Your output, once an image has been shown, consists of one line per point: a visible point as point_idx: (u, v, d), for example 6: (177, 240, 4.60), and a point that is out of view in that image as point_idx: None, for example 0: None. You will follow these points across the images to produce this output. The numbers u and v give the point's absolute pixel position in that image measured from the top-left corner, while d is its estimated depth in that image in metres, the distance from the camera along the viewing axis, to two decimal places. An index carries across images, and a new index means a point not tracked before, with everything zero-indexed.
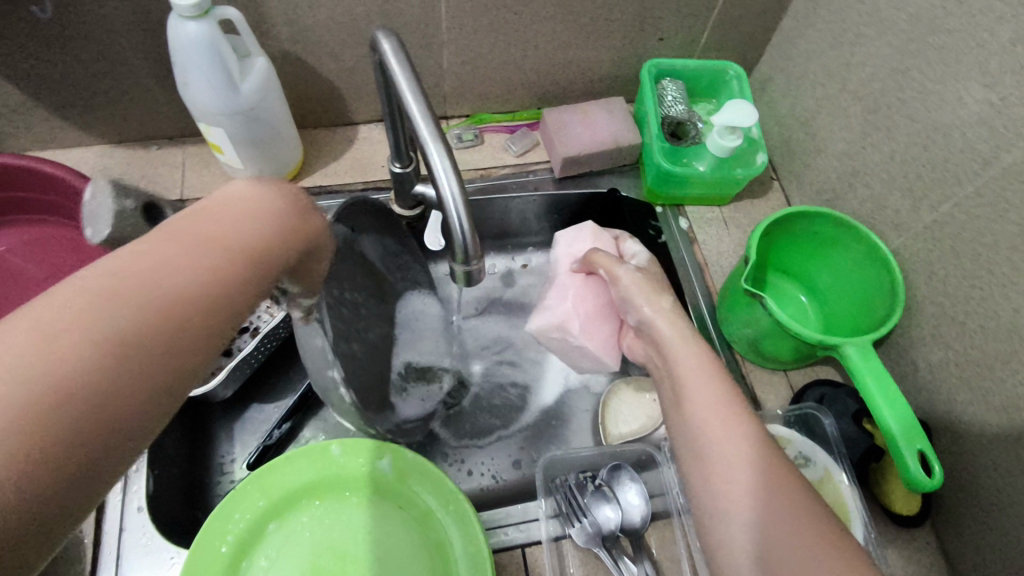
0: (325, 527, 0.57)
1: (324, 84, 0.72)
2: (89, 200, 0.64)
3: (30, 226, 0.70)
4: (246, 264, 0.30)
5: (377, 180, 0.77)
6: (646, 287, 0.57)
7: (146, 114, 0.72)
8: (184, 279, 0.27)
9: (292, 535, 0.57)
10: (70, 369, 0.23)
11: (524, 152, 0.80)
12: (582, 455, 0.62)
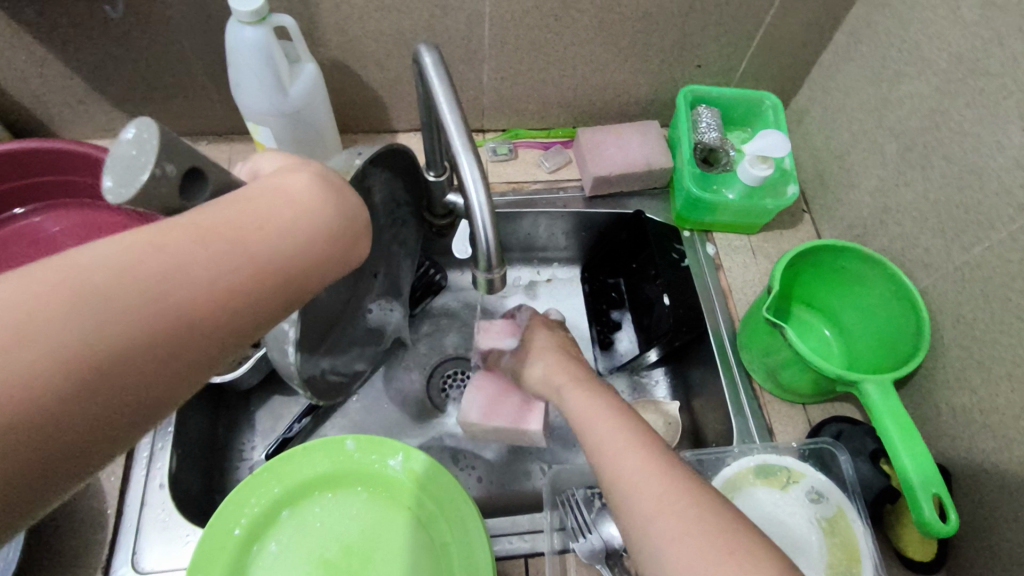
0: (333, 521, 0.58)
1: (369, 92, 0.75)
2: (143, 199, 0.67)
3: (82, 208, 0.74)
4: (252, 280, 0.31)
5: None
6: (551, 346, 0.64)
7: (200, 110, 0.76)
8: (205, 272, 0.29)
9: (300, 526, 0.58)
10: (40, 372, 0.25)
11: (556, 169, 0.81)
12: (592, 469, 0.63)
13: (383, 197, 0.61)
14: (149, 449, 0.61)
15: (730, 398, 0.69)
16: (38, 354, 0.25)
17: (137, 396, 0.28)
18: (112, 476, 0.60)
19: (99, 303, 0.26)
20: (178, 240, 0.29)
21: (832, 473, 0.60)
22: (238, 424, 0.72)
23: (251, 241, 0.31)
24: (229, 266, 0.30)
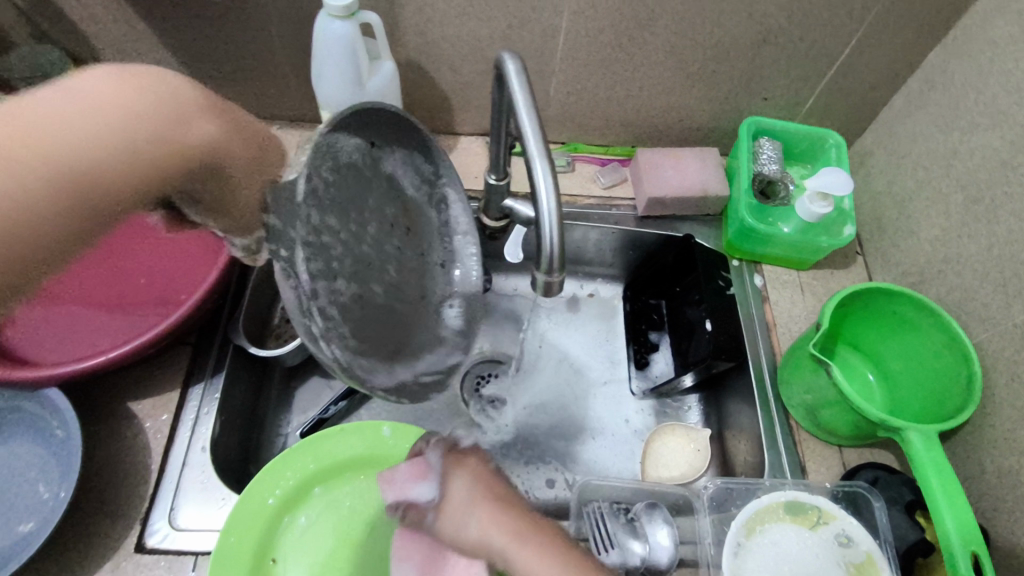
0: (361, 504, 0.60)
1: (438, 94, 0.78)
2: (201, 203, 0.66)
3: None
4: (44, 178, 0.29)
5: (469, 189, 0.81)
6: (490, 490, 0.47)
7: (276, 96, 0.79)
8: (15, 158, 0.29)
9: (330, 503, 0.60)
10: None
11: (611, 186, 0.82)
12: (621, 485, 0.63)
13: (410, 178, 0.59)
14: (196, 413, 0.64)
15: (764, 432, 0.68)
16: None
17: None
18: (157, 434, 0.63)
19: None
20: None
21: (865, 519, 0.60)
22: (277, 400, 0.74)
23: (97, 118, 0.31)
24: (73, 145, 0.30)
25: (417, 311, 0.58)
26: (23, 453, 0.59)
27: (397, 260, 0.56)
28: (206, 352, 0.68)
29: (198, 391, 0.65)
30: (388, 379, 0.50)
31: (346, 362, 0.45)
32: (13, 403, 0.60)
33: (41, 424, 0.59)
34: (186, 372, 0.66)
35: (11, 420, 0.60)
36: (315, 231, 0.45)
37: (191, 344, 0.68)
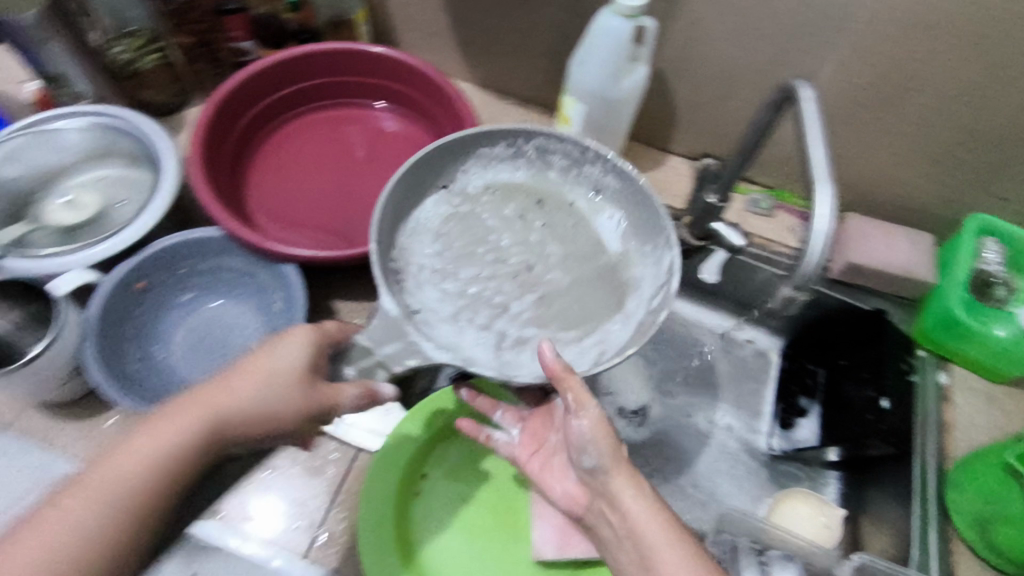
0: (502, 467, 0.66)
1: (668, 109, 0.81)
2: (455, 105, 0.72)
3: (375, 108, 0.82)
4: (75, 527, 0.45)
5: (667, 204, 0.83)
6: (603, 430, 0.52)
7: (519, 73, 0.86)
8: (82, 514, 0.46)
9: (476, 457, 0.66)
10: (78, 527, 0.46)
11: (808, 241, 0.81)
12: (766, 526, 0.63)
13: (505, 167, 0.68)
14: None
15: (917, 533, 0.65)
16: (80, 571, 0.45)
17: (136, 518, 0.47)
18: None
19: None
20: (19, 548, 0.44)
21: None
22: None
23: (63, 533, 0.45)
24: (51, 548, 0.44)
25: (593, 252, 0.65)
26: (246, 313, 0.67)
27: (560, 234, 0.66)
28: None
29: None
30: (576, 352, 0.59)
31: (539, 371, 0.57)
32: (248, 270, 0.67)
33: (266, 296, 0.67)
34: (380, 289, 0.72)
35: (244, 283, 0.68)
36: (459, 295, 0.62)
37: None
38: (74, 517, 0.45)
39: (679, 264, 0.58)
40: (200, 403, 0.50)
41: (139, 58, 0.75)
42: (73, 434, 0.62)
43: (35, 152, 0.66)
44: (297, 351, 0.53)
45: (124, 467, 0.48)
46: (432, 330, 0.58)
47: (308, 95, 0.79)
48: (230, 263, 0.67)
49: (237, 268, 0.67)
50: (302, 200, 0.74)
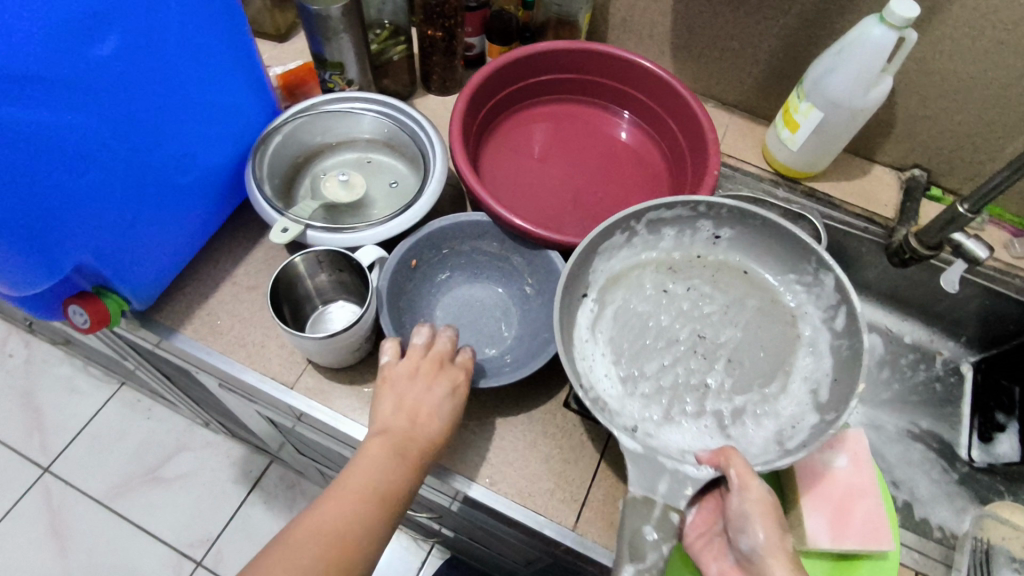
0: None
1: (887, 119, 0.82)
2: (686, 103, 0.77)
3: (562, 101, 0.86)
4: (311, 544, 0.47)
5: (876, 213, 0.84)
6: (767, 507, 0.49)
7: (728, 79, 0.88)
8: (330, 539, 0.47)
9: None
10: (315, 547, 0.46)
11: (1022, 257, 0.81)
12: (1021, 537, 0.62)
13: (626, 252, 0.67)
14: None
15: None
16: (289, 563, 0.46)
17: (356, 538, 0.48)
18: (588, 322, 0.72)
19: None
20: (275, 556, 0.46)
21: None
22: None
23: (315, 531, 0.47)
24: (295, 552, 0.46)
25: (748, 294, 0.68)
26: (496, 296, 0.72)
27: (712, 290, 0.69)
28: None
29: None
30: (791, 402, 0.61)
31: (770, 445, 0.59)
32: (503, 254, 0.72)
33: (519, 281, 0.72)
34: None
35: (496, 268, 0.73)
36: (658, 393, 0.63)
37: None
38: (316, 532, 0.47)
39: (849, 278, 0.59)
40: (373, 468, 0.50)
41: (387, 49, 0.79)
42: (353, 401, 0.64)
43: (311, 130, 0.72)
44: (450, 401, 0.55)
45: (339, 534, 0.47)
46: (661, 439, 0.59)
47: (513, 97, 0.83)
48: (487, 247, 0.72)
49: (492, 253, 0.72)
50: (516, 193, 0.79)
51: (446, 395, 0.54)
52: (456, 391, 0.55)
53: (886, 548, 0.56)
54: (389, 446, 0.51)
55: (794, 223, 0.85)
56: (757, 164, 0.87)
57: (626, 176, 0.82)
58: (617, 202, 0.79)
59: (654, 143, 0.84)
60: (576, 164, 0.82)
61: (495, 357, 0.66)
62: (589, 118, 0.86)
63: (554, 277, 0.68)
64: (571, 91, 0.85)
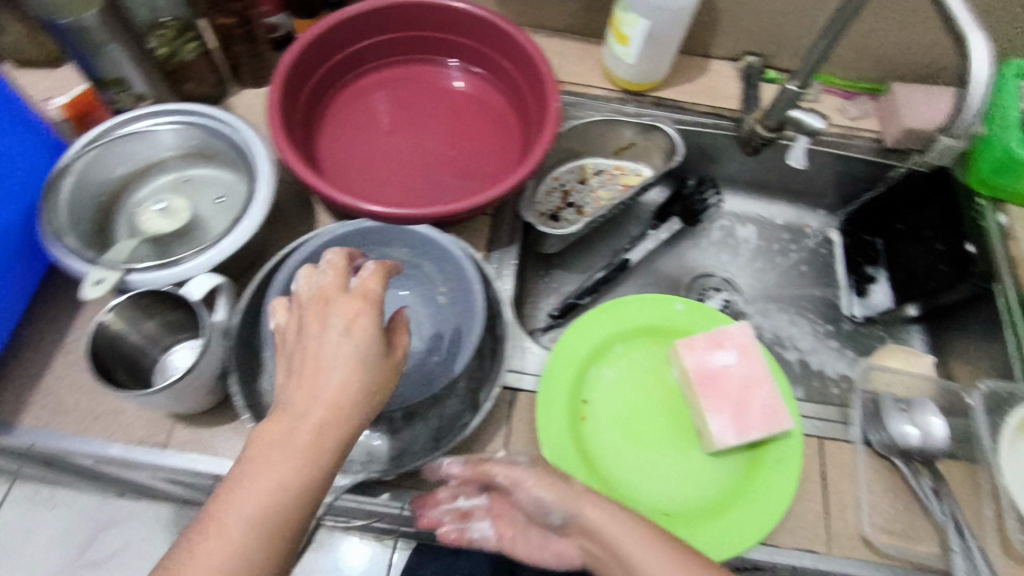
0: (621, 373, 0.65)
1: (712, 12, 0.82)
2: (508, 32, 0.73)
3: (390, 66, 0.81)
4: (244, 559, 0.38)
5: (722, 108, 0.85)
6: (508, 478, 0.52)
7: (554, 4, 0.84)
8: (254, 542, 0.38)
9: (600, 377, 0.64)
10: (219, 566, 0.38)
11: (857, 117, 0.86)
12: (904, 380, 0.67)
13: None
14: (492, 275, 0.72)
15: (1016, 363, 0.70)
16: None
17: (260, 551, 0.39)
18: None
19: None
20: None
21: None
22: (533, 273, 0.85)
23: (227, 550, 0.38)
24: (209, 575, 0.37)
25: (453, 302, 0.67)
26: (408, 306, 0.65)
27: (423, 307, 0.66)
28: (501, 224, 0.74)
29: (497, 258, 0.72)
30: (453, 400, 0.59)
31: (427, 442, 0.58)
32: (412, 262, 0.65)
33: (429, 290, 0.64)
34: (487, 240, 0.73)
35: (405, 274, 0.65)
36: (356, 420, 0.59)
37: (490, 215, 0.74)
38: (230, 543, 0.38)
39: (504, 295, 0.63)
40: (270, 466, 0.40)
41: (178, 49, 0.69)
42: (234, 440, 0.59)
43: (110, 159, 0.64)
44: (347, 345, 0.43)
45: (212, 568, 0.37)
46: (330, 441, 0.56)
47: (337, 71, 0.77)
48: (394, 255, 0.64)
49: (402, 259, 0.65)
50: (365, 172, 0.74)
51: (338, 339, 0.43)
52: (353, 327, 0.44)
53: (787, 427, 0.58)
54: (285, 426, 0.41)
55: (650, 135, 0.85)
56: (602, 85, 0.86)
57: (476, 129, 0.78)
58: (472, 158, 0.76)
59: (492, 83, 0.80)
60: (422, 127, 0.78)
61: (409, 374, 0.61)
62: (426, 78, 0.81)
63: (465, 296, 0.62)
64: (394, 52, 0.79)
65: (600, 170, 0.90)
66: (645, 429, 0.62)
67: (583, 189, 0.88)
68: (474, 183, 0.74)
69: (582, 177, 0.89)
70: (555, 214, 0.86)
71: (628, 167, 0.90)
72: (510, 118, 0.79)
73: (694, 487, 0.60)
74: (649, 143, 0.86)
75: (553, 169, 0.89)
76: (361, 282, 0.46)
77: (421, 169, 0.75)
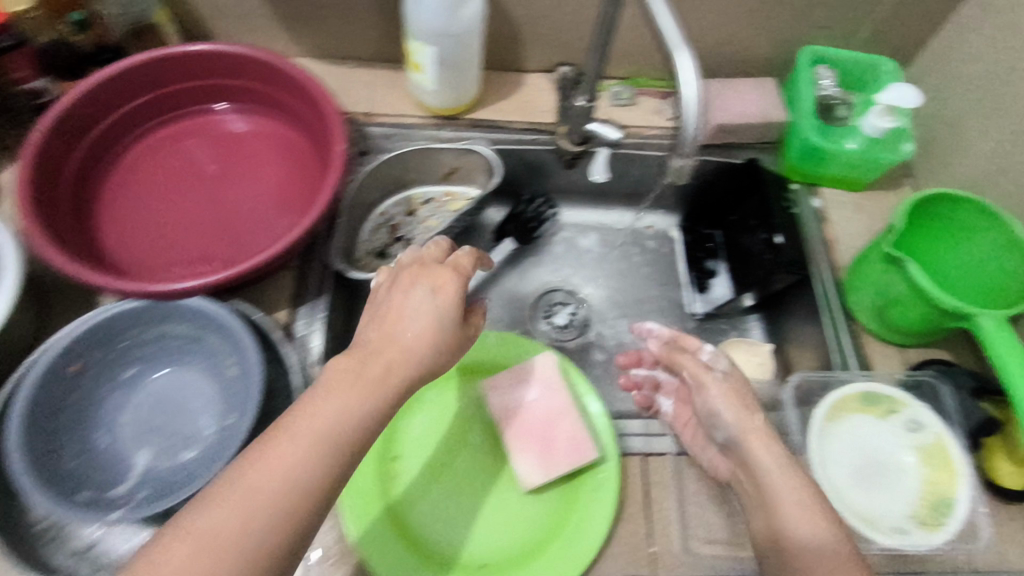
0: (431, 421, 0.64)
1: (512, 28, 0.80)
2: (269, 63, 0.70)
3: (169, 122, 0.75)
4: (310, 475, 0.41)
5: (539, 122, 0.84)
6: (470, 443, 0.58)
7: (351, 34, 0.81)
8: (320, 456, 0.42)
9: (409, 430, 0.63)
10: (294, 481, 0.41)
11: (674, 117, 0.86)
12: None
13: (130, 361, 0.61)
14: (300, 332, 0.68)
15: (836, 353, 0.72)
16: (271, 503, 0.40)
17: (314, 481, 0.41)
18: None
19: (219, 543, 0.39)
20: (237, 511, 0.39)
21: (934, 405, 0.66)
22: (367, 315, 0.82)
23: (294, 469, 0.41)
24: (278, 488, 0.40)
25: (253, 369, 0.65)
26: (201, 384, 0.62)
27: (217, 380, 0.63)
28: (308, 275, 0.71)
29: (304, 313, 0.69)
30: None
31: None
32: (194, 337, 0.61)
33: (217, 363, 0.61)
34: (292, 295, 0.70)
35: (191, 350, 0.62)
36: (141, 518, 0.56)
37: (294, 268, 0.71)
38: (291, 459, 0.41)
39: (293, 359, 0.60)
40: (343, 399, 0.43)
41: None
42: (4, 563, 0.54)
43: None
44: (429, 302, 0.48)
45: (269, 487, 0.40)
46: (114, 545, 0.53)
47: (101, 138, 0.70)
48: (173, 332, 0.61)
49: (183, 335, 0.61)
50: (181, 235, 0.69)
51: (423, 298, 0.49)
52: (439, 289, 0.49)
53: (592, 456, 0.58)
54: (358, 360, 0.46)
55: (468, 157, 0.82)
56: (414, 112, 0.83)
57: (271, 175, 0.74)
58: (269, 207, 0.72)
59: (275, 117, 0.76)
60: (213, 181, 0.73)
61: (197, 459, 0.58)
62: (210, 130, 0.76)
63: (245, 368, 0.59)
64: (163, 111, 0.74)
65: (428, 198, 0.87)
66: (461, 476, 0.61)
67: (411, 221, 0.85)
68: (272, 233, 0.70)
69: (410, 208, 0.86)
70: (383, 251, 0.83)
71: (458, 191, 0.87)
72: (306, 156, 0.75)
73: (508, 529, 0.59)
74: (470, 166, 0.84)
75: (378, 204, 0.86)
76: (458, 259, 0.54)
77: (212, 229, 0.70)
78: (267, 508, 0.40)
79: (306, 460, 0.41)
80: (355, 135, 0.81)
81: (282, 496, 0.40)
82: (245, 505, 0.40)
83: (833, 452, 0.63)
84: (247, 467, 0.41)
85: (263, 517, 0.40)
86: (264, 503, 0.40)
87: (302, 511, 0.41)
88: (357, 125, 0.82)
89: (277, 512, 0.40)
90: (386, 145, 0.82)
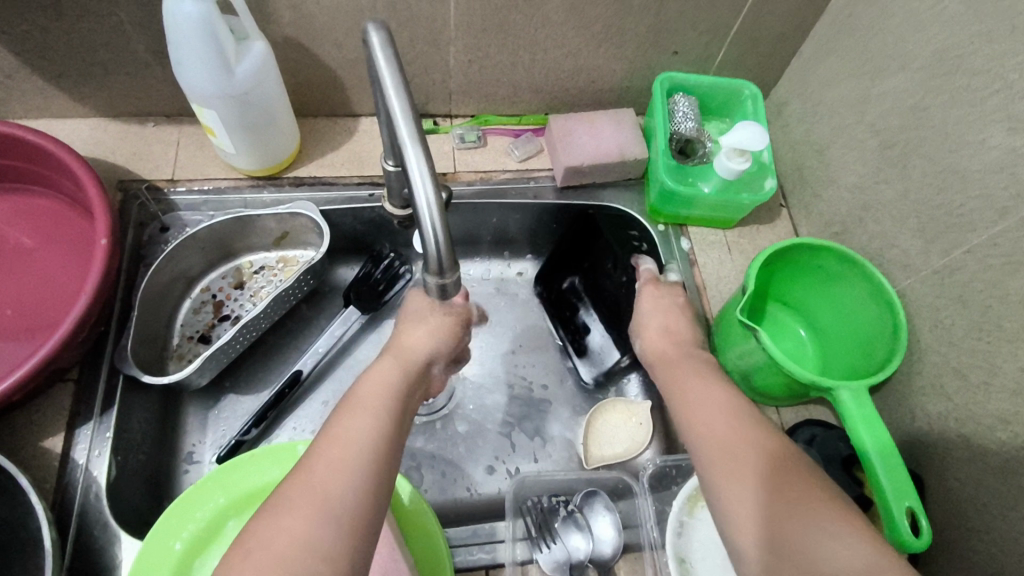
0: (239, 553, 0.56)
1: (327, 73, 0.70)
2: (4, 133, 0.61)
3: None
4: (383, 443, 0.43)
5: (374, 175, 0.75)
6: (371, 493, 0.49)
7: (144, 91, 0.70)
8: (376, 426, 0.44)
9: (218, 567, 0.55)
10: (364, 446, 0.42)
11: (527, 158, 0.77)
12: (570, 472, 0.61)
13: None
14: (87, 456, 0.59)
15: None
16: (356, 470, 0.41)
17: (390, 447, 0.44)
18: (44, 481, 0.58)
19: (322, 505, 0.38)
20: (324, 479, 0.40)
21: None
22: (193, 410, 0.72)
23: (361, 442, 0.42)
24: (357, 452, 0.42)
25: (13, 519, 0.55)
26: None
27: None
28: (91, 388, 0.62)
29: (87, 432, 0.60)
30: None
31: None
32: None
33: None
34: (71, 412, 0.61)
35: None
36: None
37: (74, 379, 0.62)
38: (364, 427, 0.43)
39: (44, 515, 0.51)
40: (379, 385, 0.48)
41: None
42: None
43: None
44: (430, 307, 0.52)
45: (351, 451, 0.42)
46: None
47: None
48: None
49: None
50: None
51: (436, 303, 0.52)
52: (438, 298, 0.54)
53: None
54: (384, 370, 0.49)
55: (293, 222, 0.73)
56: (226, 174, 0.72)
57: (37, 266, 0.64)
58: (34, 304, 0.63)
59: (40, 191, 0.68)
60: None
61: None
62: None
63: None
64: None
65: (260, 267, 0.77)
66: None
67: (240, 295, 0.75)
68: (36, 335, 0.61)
69: (239, 280, 0.76)
70: (205, 334, 0.73)
71: (294, 256, 0.77)
72: (79, 236, 0.66)
73: None
74: (299, 229, 0.74)
75: (201, 278, 0.75)
76: None
77: None
78: (350, 476, 0.40)
79: (368, 423, 0.44)
80: (156, 207, 0.71)
81: (363, 461, 0.41)
82: (339, 467, 0.40)
83: (695, 548, 0.55)
84: (321, 447, 0.42)
85: (352, 476, 0.40)
86: (351, 465, 0.41)
87: (382, 467, 0.42)
88: (158, 195, 0.71)
89: (361, 472, 0.41)
90: (193, 217, 0.71)
